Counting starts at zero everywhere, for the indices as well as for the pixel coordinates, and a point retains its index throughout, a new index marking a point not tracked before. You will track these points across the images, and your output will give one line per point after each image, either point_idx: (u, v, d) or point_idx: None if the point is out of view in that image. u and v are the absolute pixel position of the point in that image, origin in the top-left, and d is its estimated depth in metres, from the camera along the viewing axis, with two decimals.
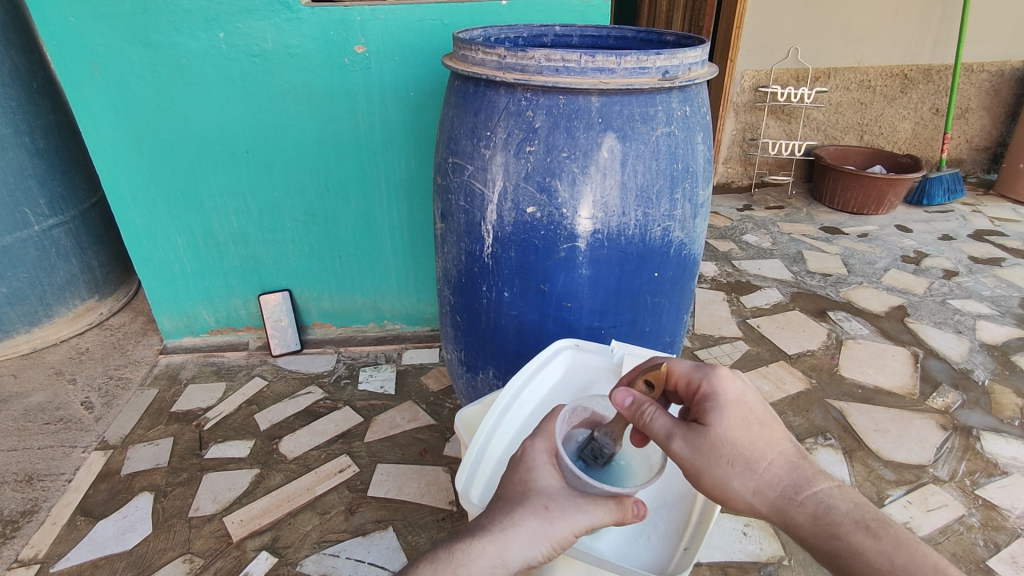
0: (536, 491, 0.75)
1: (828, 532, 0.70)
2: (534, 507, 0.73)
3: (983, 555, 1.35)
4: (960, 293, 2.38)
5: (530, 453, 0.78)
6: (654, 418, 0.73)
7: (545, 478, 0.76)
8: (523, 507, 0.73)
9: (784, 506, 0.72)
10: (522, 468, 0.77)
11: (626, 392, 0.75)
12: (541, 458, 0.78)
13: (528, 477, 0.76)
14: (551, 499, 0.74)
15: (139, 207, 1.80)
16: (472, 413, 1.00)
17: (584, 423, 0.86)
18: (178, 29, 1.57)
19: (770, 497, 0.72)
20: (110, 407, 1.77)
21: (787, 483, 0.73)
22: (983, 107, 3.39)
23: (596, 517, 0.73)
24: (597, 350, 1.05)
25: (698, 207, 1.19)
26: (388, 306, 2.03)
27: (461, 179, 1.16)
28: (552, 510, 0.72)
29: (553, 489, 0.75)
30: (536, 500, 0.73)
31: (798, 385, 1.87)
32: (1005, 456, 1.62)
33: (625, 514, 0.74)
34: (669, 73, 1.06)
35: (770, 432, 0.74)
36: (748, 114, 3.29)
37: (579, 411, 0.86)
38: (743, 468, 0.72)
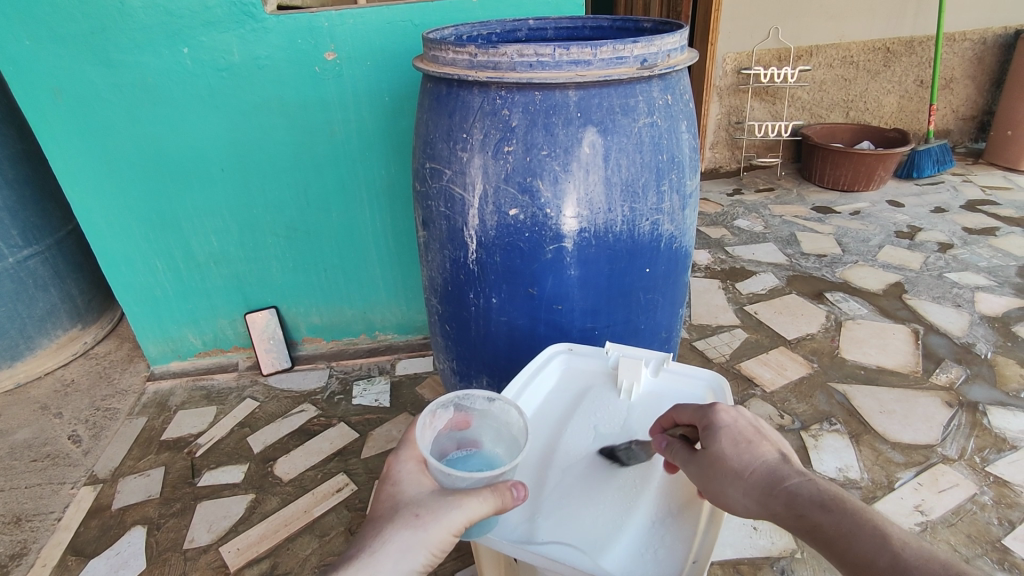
0: (406, 502, 0.75)
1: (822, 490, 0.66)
2: (403, 517, 0.72)
3: (999, 534, 1.32)
4: (957, 266, 2.35)
5: (395, 467, 0.79)
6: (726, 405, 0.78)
7: (413, 487, 0.77)
8: (393, 521, 0.72)
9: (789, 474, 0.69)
10: (389, 484, 0.78)
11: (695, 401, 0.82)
12: (407, 470, 0.79)
13: (395, 491, 0.77)
14: (421, 506, 0.73)
15: (114, 232, 1.75)
16: None
17: (448, 425, 0.87)
18: (140, 46, 1.52)
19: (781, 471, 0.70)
20: (98, 439, 1.73)
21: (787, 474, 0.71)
22: (968, 76, 3.36)
23: (470, 510, 0.71)
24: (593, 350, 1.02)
25: (687, 198, 1.15)
26: (378, 317, 1.98)
27: (441, 184, 1.12)
28: (421, 515, 0.72)
29: (422, 496, 0.76)
30: (406, 511, 0.73)
31: (801, 370, 1.84)
32: (1013, 430, 1.59)
33: (502, 501, 0.72)
34: (648, 61, 1.02)
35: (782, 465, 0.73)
36: (732, 98, 3.26)
37: (440, 414, 0.86)
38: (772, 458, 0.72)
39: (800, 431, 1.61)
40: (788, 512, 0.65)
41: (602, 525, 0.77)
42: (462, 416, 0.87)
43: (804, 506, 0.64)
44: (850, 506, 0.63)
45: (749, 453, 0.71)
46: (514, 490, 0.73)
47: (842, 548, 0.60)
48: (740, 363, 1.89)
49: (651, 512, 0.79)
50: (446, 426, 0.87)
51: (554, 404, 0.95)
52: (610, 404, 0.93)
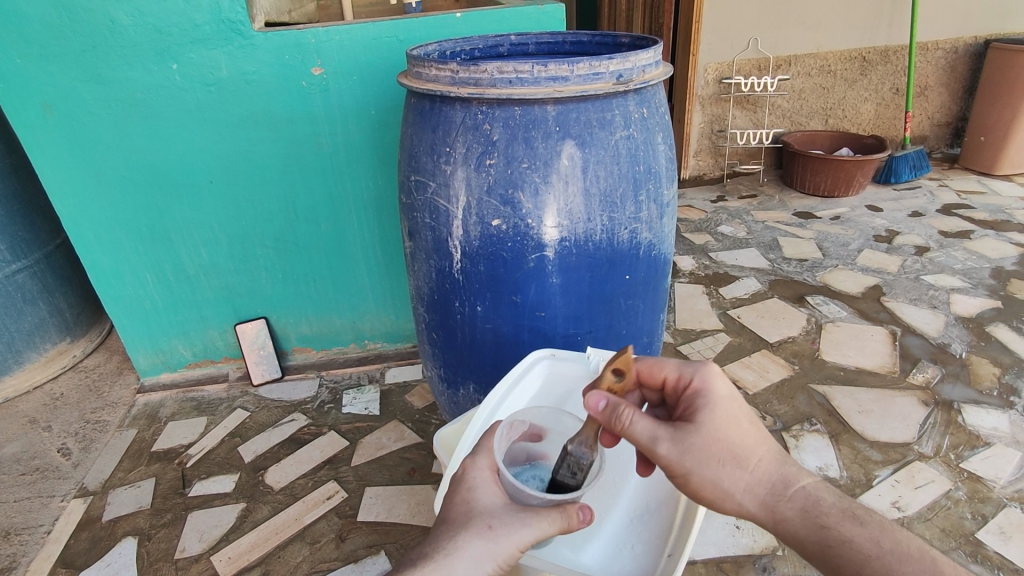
0: (479, 510, 0.75)
1: (818, 523, 0.73)
2: (477, 527, 0.73)
3: (971, 528, 1.36)
4: (933, 269, 2.42)
5: (470, 472, 0.79)
6: (633, 420, 0.72)
7: (487, 497, 0.77)
8: (466, 529, 0.73)
9: (773, 502, 0.74)
10: (464, 487, 0.78)
11: (599, 394, 0.72)
12: (482, 477, 0.78)
13: (469, 497, 0.77)
14: (495, 518, 0.74)
15: (104, 246, 1.77)
16: (450, 433, 1.00)
17: (521, 436, 0.88)
18: (129, 63, 1.54)
19: (759, 496, 0.74)
20: (88, 452, 1.73)
21: (773, 480, 0.75)
22: (942, 84, 3.45)
23: (541, 530, 0.73)
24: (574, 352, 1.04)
25: (664, 207, 1.19)
26: (367, 326, 2.00)
27: (425, 197, 1.15)
28: (495, 529, 0.73)
29: (495, 507, 0.76)
30: (480, 521, 0.74)
31: (782, 372, 1.89)
32: (986, 427, 1.64)
33: (569, 523, 0.74)
34: (623, 76, 1.06)
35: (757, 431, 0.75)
36: (714, 107, 3.32)
37: (517, 425, 0.87)
38: (733, 466, 0.73)
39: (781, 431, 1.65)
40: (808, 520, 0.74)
41: (581, 525, 0.81)
42: (535, 429, 0.88)
43: (827, 517, 0.73)
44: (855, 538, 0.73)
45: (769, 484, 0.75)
46: (583, 512, 0.74)
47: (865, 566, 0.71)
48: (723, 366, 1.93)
49: (629, 510, 0.82)
50: (519, 435, 0.88)
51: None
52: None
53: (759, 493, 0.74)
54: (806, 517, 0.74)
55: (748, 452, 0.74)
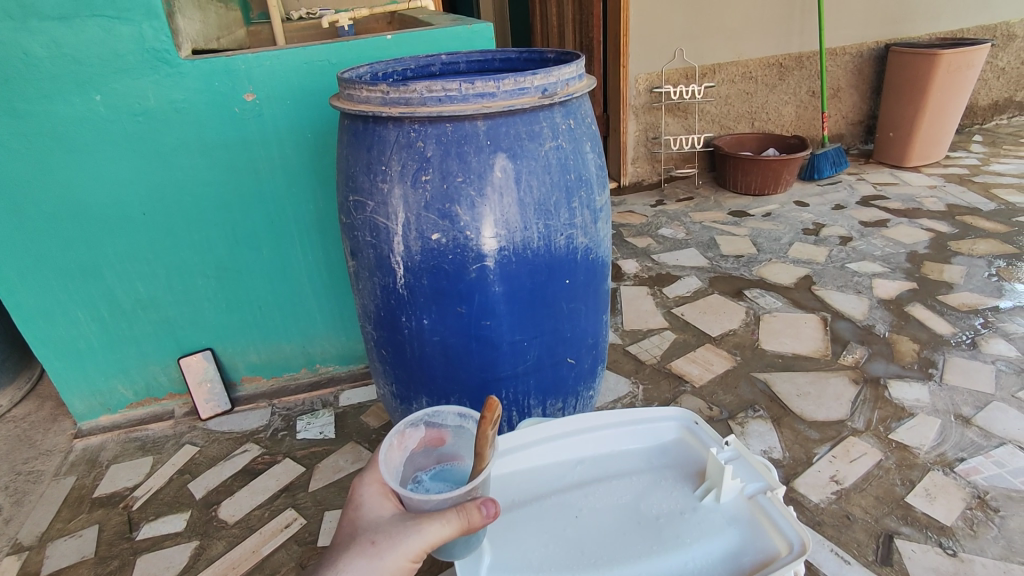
0: (364, 529, 0.78)
1: None
2: (360, 546, 0.76)
3: (902, 493, 1.46)
4: (856, 257, 2.59)
5: (358, 491, 0.84)
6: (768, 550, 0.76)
7: (374, 512, 0.81)
8: (350, 549, 0.76)
9: None
10: (352, 508, 0.82)
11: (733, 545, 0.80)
12: (369, 493, 0.84)
13: (357, 516, 0.81)
14: (377, 534, 0.77)
15: (30, 286, 1.69)
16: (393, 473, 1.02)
17: (418, 444, 0.94)
18: (47, 95, 1.50)
19: None
20: (22, 505, 1.64)
21: None
22: (852, 86, 3.72)
23: (431, 533, 0.75)
24: (709, 432, 1.02)
25: (598, 212, 1.24)
26: (318, 349, 1.98)
27: (364, 215, 1.17)
28: (377, 543, 0.75)
29: (381, 522, 0.79)
30: (363, 538, 0.77)
31: (725, 364, 1.97)
32: (910, 398, 1.76)
33: (462, 522, 0.75)
34: (548, 90, 1.11)
35: None
36: (647, 115, 3.45)
37: (409, 435, 0.93)
38: None
39: (727, 420, 1.73)
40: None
41: (530, 562, 0.87)
42: (432, 434, 0.95)
43: None
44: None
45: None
46: (483, 508, 0.76)
47: None
48: (670, 363, 2.00)
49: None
50: (417, 444, 0.94)
51: (635, 454, 1.04)
52: (679, 494, 0.95)
53: None
54: None
55: None
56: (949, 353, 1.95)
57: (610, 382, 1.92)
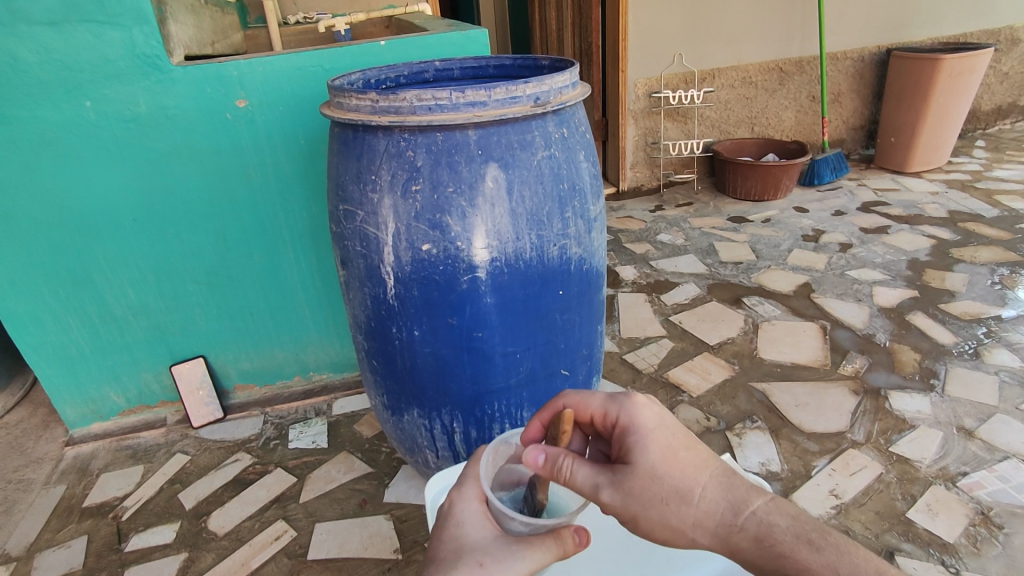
0: (468, 549, 0.73)
1: (775, 553, 0.66)
2: (467, 565, 0.70)
3: (902, 508, 1.43)
4: (856, 264, 2.56)
5: (458, 507, 0.78)
6: (575, 470, 0.71)
7: (476, 532, 0.75)
8: (455, 568, 0.70)
9: (726, 535, 0.68)
10: (452, 526, 0.76)
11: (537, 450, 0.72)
12: (470, 510, 0.78)
13: (458, 533, 0.75)
14: (485, 554, 0.72)
15: (21, 293, 1.68)
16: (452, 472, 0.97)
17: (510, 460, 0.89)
18: (37, 102, 1.48)
19: (712, 528, 0.69)
20: (10, 514, 1.62)
21: (724, 506, 0.69)
22: (853, 91, 3.70)
23: (538, 560, 0.71)
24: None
25: (592, 222, 1.22)
26: (311, 357, 1.96)
27: (354, 225, 1.15)
28: (487, 565, 0.70)
29: (484, 541, 0.74)
30: (470, 559, 0.71)
31: (723, 373, 1.95)
32: (911, 410, 1.74)
33: (565, 548, 0.72)
34: (541, 98, 1.10)
35: (697, 453, 0.72)
36: (646, 120, 3.43)
37: (503, 449, 0.88)
38: (678, 501, 0.69)
39: (725, 431, 1.71)
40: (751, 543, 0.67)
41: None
42: (525, 451, 0.89)
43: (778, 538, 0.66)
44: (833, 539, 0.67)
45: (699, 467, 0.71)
46: (577, 537, 0.73)
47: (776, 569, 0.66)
48: (668, 371, 1.98)
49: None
50: (508, 459, 0.89)
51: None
52: None
53: (711, 527, 0.69)
54: (762, 548, 0.67)
55: (690, 485, 0.70)
56: (951, 363, 1.92)
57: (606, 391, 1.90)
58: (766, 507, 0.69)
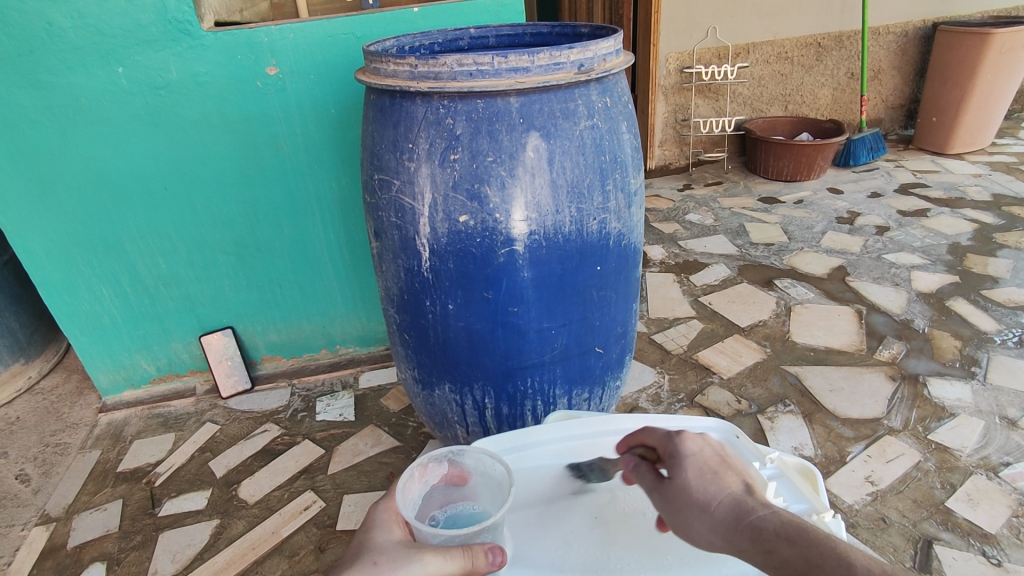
0: (369, 549, 0.75)
1: (768, 553, 0.62)
2: (362, 564, 0.72)
3: (942, 497, 1.39)
4: (894, 247, 2.48)
5: (373, 514, 0.81)
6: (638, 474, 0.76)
7: (382, 535, 0.78)
8: (353, 564, 0.72)
9: (732, 536, 0.65)
10: (363, 529, 0.79)
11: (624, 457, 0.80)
12: (382, 517, 0.81)
13: (366, 537, 0.78)
14: (382, 555, 0.73)
15: (55, 261, 1.69)
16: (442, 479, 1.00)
17: (441, 480, 0.89)
18: (71, 67, 1.47)
19: (724, 533, 0.66)
20: (48, 476, 1.66)
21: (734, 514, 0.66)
22: (894, 68, 3.56)
23: (434, 565, 0.71)
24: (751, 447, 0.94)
25: (632, 195, 1.18)
26: (338, 330, 1.96)
27: (390, 195, 1.12)
28: (380, 563, 0.72)
29: (388, 544, 0.76)
30: (366, 557, 0.73)
31: (754, 356, 1.91)
32: (951, 398, 1.69)
33: (469, 561, 0.72)
34: (585, 65, 1.05)
35: (728, 476, 0.70)
36: (677, 96, 3.34)
37: (431, 469, 0.89)
38: (700, 512, 0.68)
39: (757, 414, 1.68)
40: (756, 549, 0.63)
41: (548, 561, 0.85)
42: (456, 472, 0.90)
43: (771, 540, 0.62)
44: (823, 540, 0.61)
45: (715, 484, 0.69)
46: (488, 554, 0.74)
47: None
48: (697, 353, 1.95)
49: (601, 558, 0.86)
50: (439, 479, 0.89)
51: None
52: None
53: (722, 529, 0.66)
54: (756, 547, 0.63)
55: (708, 497, 0.68)
56: (993, 351, 1.86)
57: (634, 371, 1.88)
58: (770, 513, 0.65)
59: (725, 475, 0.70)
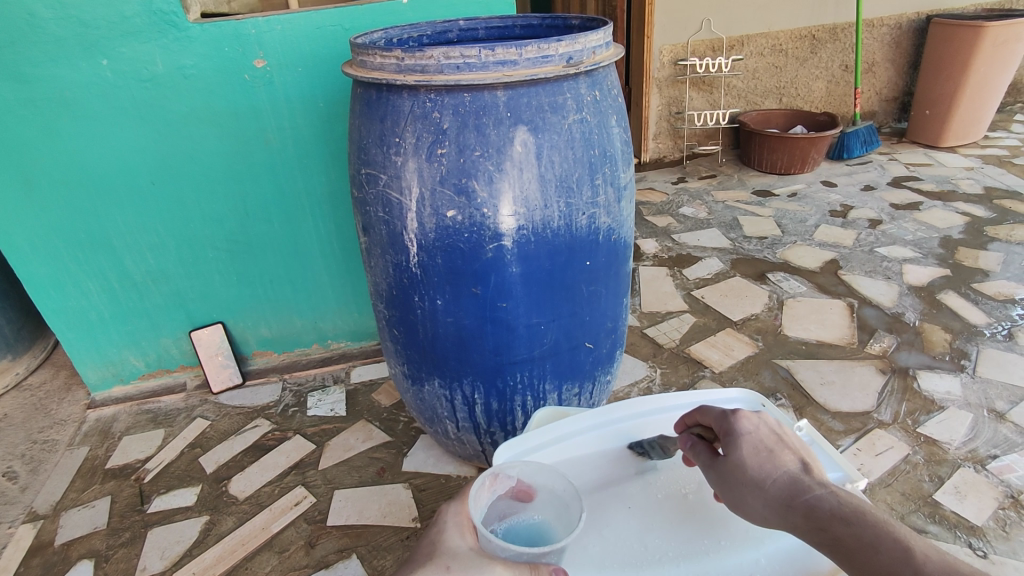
0: (439, 553, 0.73)
1: (819, 527, 0.63)
2: (434, 567, 0.70)
3: (930, 490, 1.40)
4: (886, 240, 2.49)
5: (443, 515, 0.78)
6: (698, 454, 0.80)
7: (454, 539, 0.75)
8: (424, 567, 0.71)
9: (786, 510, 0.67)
10: (433, 530, 0.77)
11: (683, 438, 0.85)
12: (453, 521, 0.78)
13: (438, 538, 0.76)
14: (453, 561, 0.71)
15: (40, 256, 1.67)
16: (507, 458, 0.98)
17: (507, 490, 0.88)
18: (53, 59, 1.45)
19: (777, 506, 0.68)
20: (36, 473, 1.65)
21: (785, 489, 0.68)
22: (888, 60, 3.55)
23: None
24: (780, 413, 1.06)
25: (621, 190, 1.17)
26: (329, 325, 1.95)
27: (377, 190, 1.11)
28: (452, 569, 0.70)
29: (459, 550, 0.74)
30: (437, 561, 0.71)
31: (746, 350, 1.91)
32: (940, 391, 1.70)
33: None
34: (573, 58, 1.04)
35: (783, 455, 0.72)
36: (671, 89, 3.33)
37: (501, 478, 0.87)
38: (753, 487, 0.70)
39: None
40: (809, 526, 0.64)
41: (594, 558, 0.93)
42: (524, 485, 0.88)
43: (825, 519, 0.64)
44: (876, 519, 0.62)
45: (770, 461, 0.72)
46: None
47: (848, 555, 0.61)
48: (689, 347, 1.95)
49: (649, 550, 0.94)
50: (507, 489, 0.88)
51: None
52: None
53: (776, 504, 0.68)
54: (808, 522, 0.65)
55: (760, 473, 0.71)
56: (983, 344, 1.87)
57: (626, 365, 1.88)
58: (824, 492, 0.66)
59: (779, 453, 0.72)
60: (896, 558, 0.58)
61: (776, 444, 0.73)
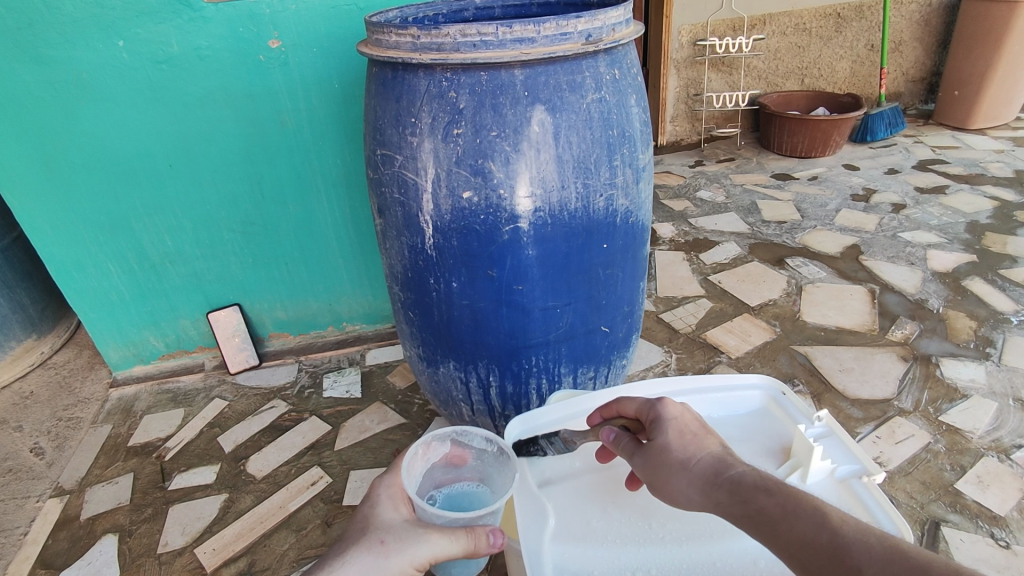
0: (375, 526, 0.81)
1: (739, 499, 0.67)
2: (369, 542, 0.78)
3: (951, 479, 1.38)
4: (910, 225, 2.43)
5: (375, 491, 0.87)
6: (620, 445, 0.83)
7: (386, 513, 0.84)
8: (359, 544, 0.77)
9: (711, 481, 0.71)
10: (367, 505, 0.85)
11: (608, 427, 0.86)
12: (386, 493, 0.86)
13: (371, 513, 0.84)
14: (388, 534, 0.79)
15: (62, 237, 1.69)
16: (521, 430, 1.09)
17: (442, 458, 1.02)
18: (71, 40, 1.45)
19: (702, 483, 0.71)
20: (62, 450, 1.69)
21: (710, 467, 0.72)
22: (916, 39, 3.44)
23: (440, 545, 0.78)
24: (799, 407, 1.10)
25: (640, 171, 1.15)
26: (345, 308, 1.95)
27: (392, 170, 1.10)
28: (387, 542, 0.78)
29: (393, 522, 0.82)
30: (374, 535, 0.79)
31: (764, 336, 1.89)
32: (964, 378, 1.66)
33: (475, 543, 0.79)
34: (593, 36, 1.02)
35: (708, 437, 0.77)
36: (689, 70, 3.26)
37: (433, 447, 1.00)
38: (678, 466, 0.74)
39: None
40: (732, 500, 0.68)
41: (596, 533, 0.99)
42: (457, 454, 1.02)
43: (750, 492, 0.67)
44: (797, 492, 0.66)
45: (693, 442, 0.76)
46: (490, 536, 0.80)
47: (778, 528, 0.63)
48: (706, 332, 1.93)
49: (651, 536, 0.98)
50: (441, 458, 1.02)
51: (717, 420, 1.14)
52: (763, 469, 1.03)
53: (700, 480, 0.72)
54: (731, 496, 0.68)
55: (694, 450, 0.75)
56: (1009, 332, 1.82)
57: (641, 350, 1.86)
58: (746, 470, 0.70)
59: (707, 437, 0.77)
60: (815, 524, 0.62)
61: (704, 429, 0.78)
